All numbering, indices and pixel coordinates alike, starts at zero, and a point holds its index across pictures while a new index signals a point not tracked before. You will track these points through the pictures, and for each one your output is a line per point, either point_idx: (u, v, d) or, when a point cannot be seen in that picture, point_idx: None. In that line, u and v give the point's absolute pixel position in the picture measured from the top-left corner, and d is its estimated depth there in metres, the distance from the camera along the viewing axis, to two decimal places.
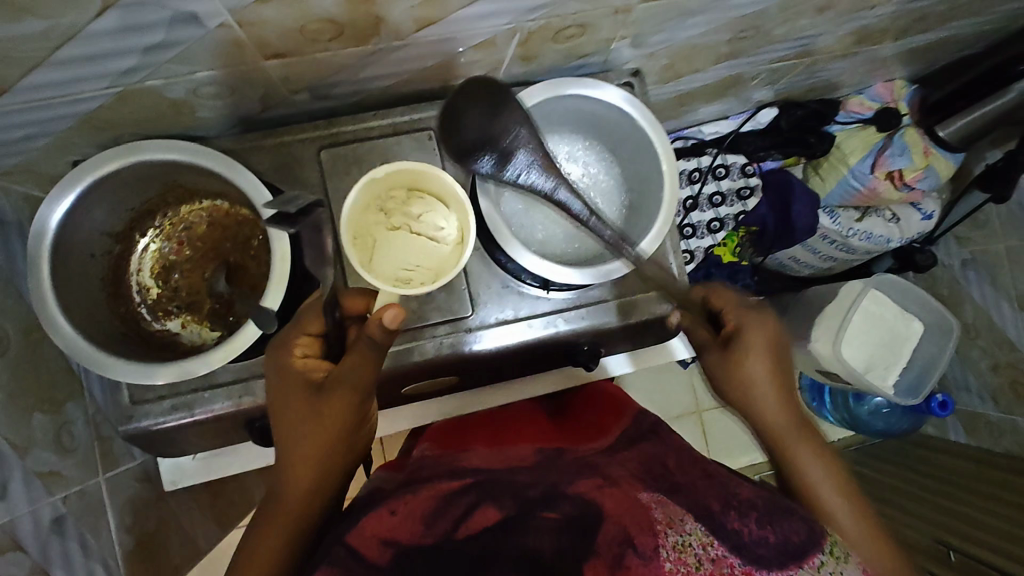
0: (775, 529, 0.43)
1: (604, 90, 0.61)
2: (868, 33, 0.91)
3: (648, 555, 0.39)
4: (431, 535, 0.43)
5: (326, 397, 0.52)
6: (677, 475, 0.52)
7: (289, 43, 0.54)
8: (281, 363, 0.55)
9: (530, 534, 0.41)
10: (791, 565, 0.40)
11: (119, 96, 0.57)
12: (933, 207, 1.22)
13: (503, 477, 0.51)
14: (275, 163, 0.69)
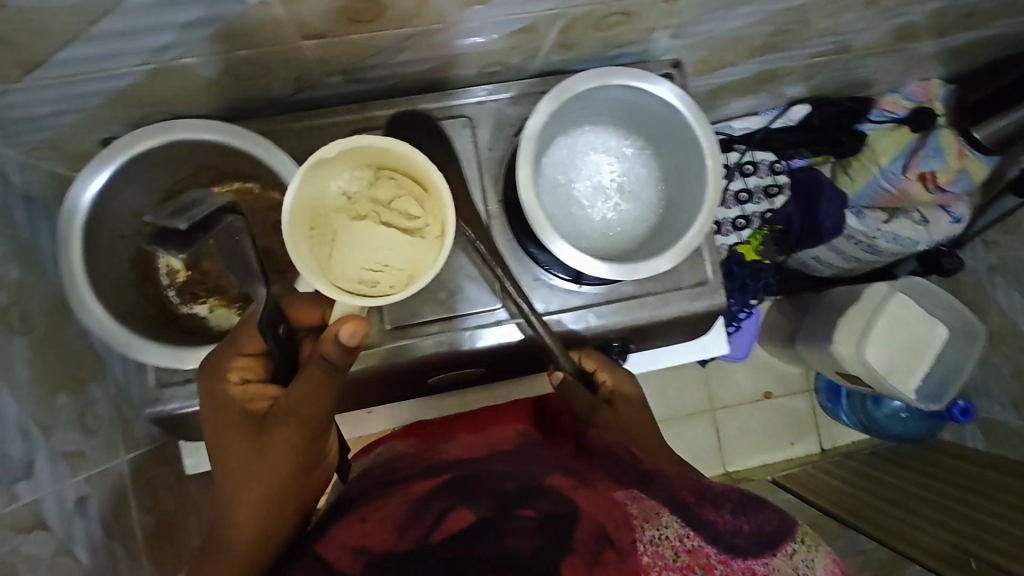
0: (750, 518, 0.42)
1: (652, 81, 0.60)
2: (910, 29, 0.88)
3: (625, 551, 0.39)
4: (405, 542, 0.43)
5: (270, 424, 0.53)
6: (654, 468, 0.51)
7: (328, 24, 0.53)
8: (213, 387, 0.54)
9: (504, 536, 0.41)
10: (766, 554, 0.40)
11: (152, 73, 0.55)
12: (963, 211, 1.17)
13: (481, 470, 0.49)
14: (306, 147, 0.67)
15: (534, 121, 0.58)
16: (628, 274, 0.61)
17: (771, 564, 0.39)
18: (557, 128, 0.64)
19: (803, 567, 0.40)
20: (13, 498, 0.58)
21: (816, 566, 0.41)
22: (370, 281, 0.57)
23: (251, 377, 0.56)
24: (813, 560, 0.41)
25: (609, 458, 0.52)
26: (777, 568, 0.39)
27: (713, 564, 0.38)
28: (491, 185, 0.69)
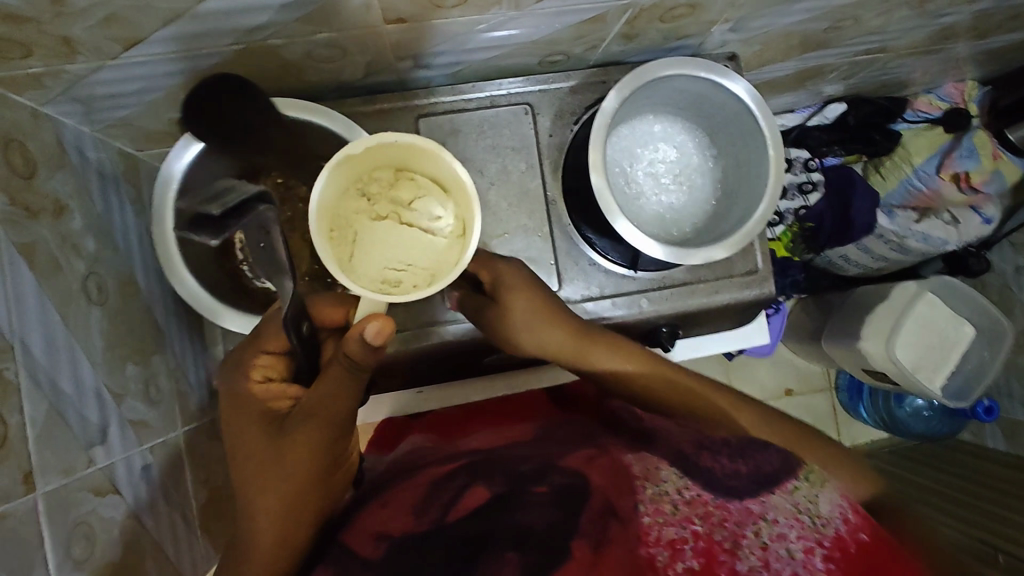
0: (747, 462, 0.43)
1: (727, 73, 0.61)
2: (955, 29, 0.89)
3: (628, 517, 0.38)
4: (425, 522, 0.44)
5: (293, 423, 0.53)
6: (661, 429, 0.52)
7: (414, 8, 0.54)
8: (245, 386, 0.58)
9: (520, 511, 0.41)
10: (761, 492, 0.39)
11: (239, 53, 0.57)
12: (994, 213, 1.16)
13: (496, 456, 0.52)
14: (372, 130, 0.69)
15: (610, 101, 0.60)
16: (687, 258, 0.62)
17: (769, 502, 0.38)
18: (626, 112, 0.66)
19: (806, 503, 0.38)
20: (92, 462, 0.59)
21: (820, 501, 0.39)
22: (392, 282, 0.55)
23: (273, 375, 0.59)
24: (817, 496, 0.40)
25: (626, 429, 0.53)
26: (777, 505, 0.38)
27: (712, 511, 0.37)
28: (551, 171, 0.71)
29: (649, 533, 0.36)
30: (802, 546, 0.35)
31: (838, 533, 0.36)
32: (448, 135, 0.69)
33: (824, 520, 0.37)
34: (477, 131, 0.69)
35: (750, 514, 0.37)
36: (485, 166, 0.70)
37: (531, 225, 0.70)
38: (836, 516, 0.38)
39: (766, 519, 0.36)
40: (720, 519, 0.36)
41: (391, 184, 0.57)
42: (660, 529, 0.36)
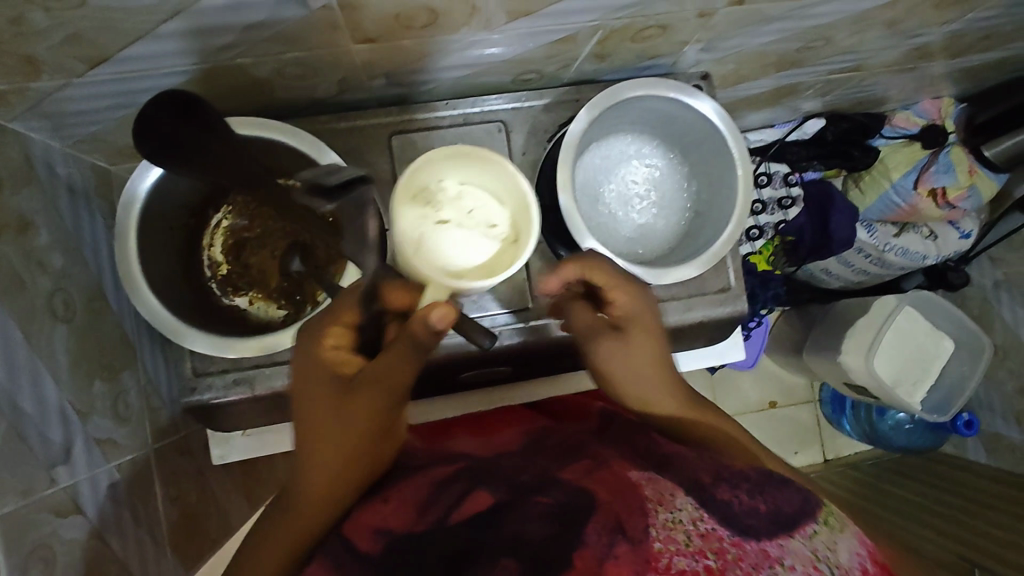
0: (766, 499, 0.42)
1: (695, 95, 0.61)
2: (928, 49, 0.90)
3: (638, 538, 0.37)
4: (422, 523, 0.43)
5: (354, 391, 0.50)
6: (674, 450, 0.51)
7: (382, 29, 0.54)
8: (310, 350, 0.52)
9: (522, 522, 0.41)
10: (783, 535, 0.38)
11: (207, 72, 0.57)
12: (971, 227, 1.21)
13: (492, 464, 0.51)
14: (345, 147, 0.69)
15: (577, 124, 0.61)
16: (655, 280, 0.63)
17: (789, 546, 0.38)
18: (599, 132, 0.66)
19: (825, 549, 0.38)
20: (53, 481, 0.58)
21: (839, 548, 0.39)
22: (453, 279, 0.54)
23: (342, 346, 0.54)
24: (837, 542, 0.39)
25: (643, 451, 0.51)
26: (796, 551, 0.37)
27: (727, 548, 0.37)
28: None
29: (659, 560, 0.36)
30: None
31: None
32: (421, 152, 0.69)
33: (843, 569, 0.37)
34: (449, 148, 0.70)
35: (768, 556, 0.37)
36: None
37: None
38: (855, 566, 0.38)
39: (784, 564, 0.36)
40: (735, 558, 0.36)
41: (450, 195, 0.56)
42: (672, 558, 0.36)
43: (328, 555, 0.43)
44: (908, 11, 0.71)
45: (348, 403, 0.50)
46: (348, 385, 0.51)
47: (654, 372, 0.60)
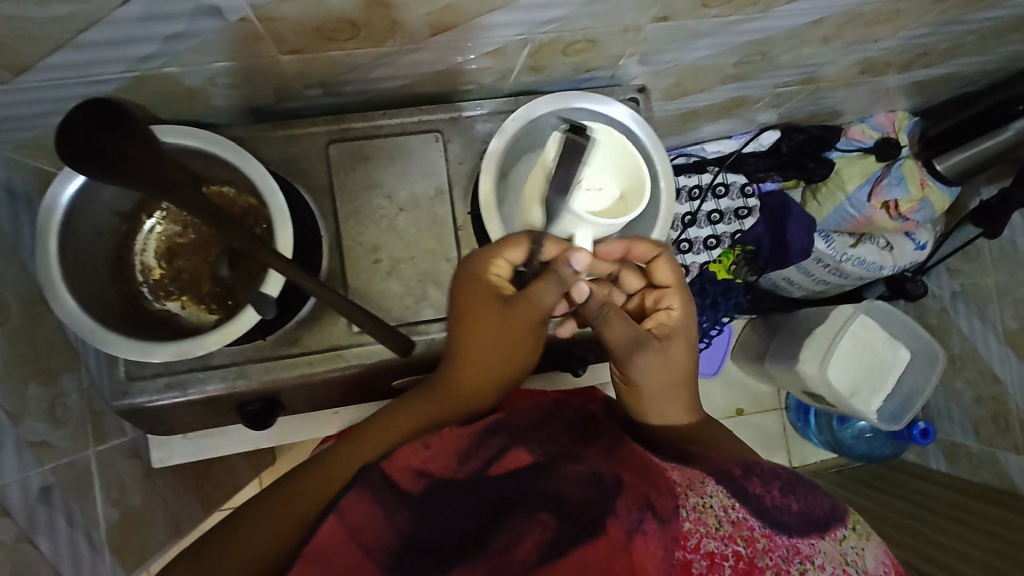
0: (799, 499, 0.47)
1: (611, 106, 0.66)
2: (872, 64, 0.90)
3: (669, 517, 0.44)
4: (462, 471, 0.49)
5: (510, 309, 0.57)
6: (692, 446, 0.56)
7: (304, 40, 0.55)
8: (474, 271, 0.59)
9: (553, 481, 0.47)
10: (812, 535, 0.45)
11: (135, 81, 0.57)
12: (927, 238, 1.24)
13: (518, 421, 0.56)
14: (283, 155, 0.70)
15: (512, 120, 0.65)
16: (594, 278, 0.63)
17: (818, 545, 0.44)
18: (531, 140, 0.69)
19: (852, 554, 0.44)
20: None
21: (867, 555, 0.44)
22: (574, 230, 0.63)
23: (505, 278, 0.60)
24: (863, 548, 0.45)
25: (662, 446, 0.57)
26: (824, 551, 0.44)
27: (756, 537, 0.44)
28: (461, 197, 0.72)
29: (687, 539, 0.43)
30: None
31: None
32: (358, 161, 0.70)
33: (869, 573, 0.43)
34: (386, 157, 0.71)
35: (797, 552, 0.43)
36: (394, 191, 0.71)
37: (440, 250, 0.71)
38: (880, 572, 0.44)
39: (813, 561, 0.43)
40: (764, 548, 0.43)
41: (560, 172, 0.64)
42: (701, 539, 0.43)
43: (365, 484, 0.48)
44: (839, 28, 0.72)
45: (508, 320, 0.58)
46: (507, 302, 0.57)
47: (665, 363, 0.60)
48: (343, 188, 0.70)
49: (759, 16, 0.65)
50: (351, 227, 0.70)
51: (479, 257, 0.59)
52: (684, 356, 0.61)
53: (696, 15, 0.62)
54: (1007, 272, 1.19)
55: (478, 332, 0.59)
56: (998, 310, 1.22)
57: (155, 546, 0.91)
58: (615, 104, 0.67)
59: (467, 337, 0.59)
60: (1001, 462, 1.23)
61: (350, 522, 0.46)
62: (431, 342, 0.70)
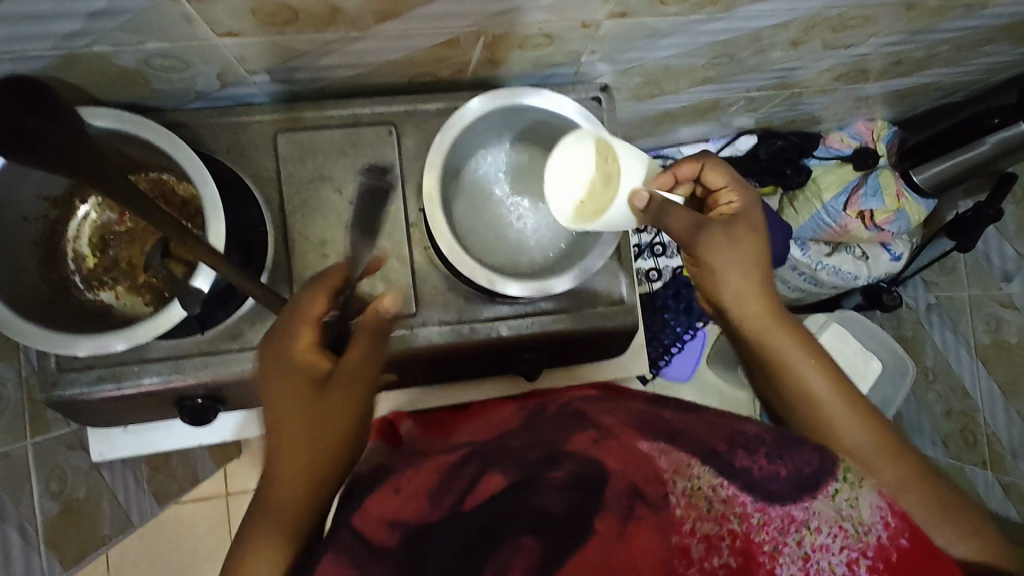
0: (786, 463, 0.43)
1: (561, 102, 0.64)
2: (847, 71, 0.89)
3: (659, 505, 0.40)
4: (435, 512, 0.43)
5: (330, 393, 0.47)
6: (676, 424, 0.51)
7: (241, 24, 0.53)
8: (284, 348, 0.48)
9: (540, 496, 0.42)
10: (805, 497, 0.40)
11: (65, 59, 0.54)
12: (903, 249, 1.22)
13: (497, 446, 0.51)
14: (229, 143, 0.67)
15: (462, 115, 0.62)
16: (535, 292, 0.63)
17: (813, 508, 0.39)
18: (480, 136, 0.67)
19: (847, 508, 0.39)
20: None
21: (863, 505, 0.40)
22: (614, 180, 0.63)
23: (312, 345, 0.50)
24: (857, 499, 0.40)
25: (652, 425, 0.50)
26: (820, 511, 0.39)
27: (750, 513, 0.39)
28: (413, 193, 0.70)
29: (682, 524, 0.39)
30: (844, 556, 0.37)
31: (880, 541, 0.38)
32: (307, 152, 0.68)
33: (867, 527, 0.38)
34: (337, 149, 0.68)
35: (793, 521, 0.39)
36: (344, 184, 0.69)
37: (390, 247, 0.69)
38: (877, 521, 0.39)
39: (809, 527, 0.38)
40: (759, 523, 0.39)
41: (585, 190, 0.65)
42: (694, 523, 0.39)
43: (338, 549, 0.42)
44: (807, 31, 0.70)
45: (324, 405, 0.46)
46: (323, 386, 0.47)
47: (747, 249, 0.58)
48: (292, 179, 0.68)
49: (721, 16, 0.63)
50: (298, 221, 0.68)
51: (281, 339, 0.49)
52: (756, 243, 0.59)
53: (655, 12, 0.60)
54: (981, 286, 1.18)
55: (292, 434, 0.46)
56: (971, 323, 1.21)
57: (100, 540, 0.89)
58: (567, 100, 0.65)
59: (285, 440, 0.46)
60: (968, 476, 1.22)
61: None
62: None
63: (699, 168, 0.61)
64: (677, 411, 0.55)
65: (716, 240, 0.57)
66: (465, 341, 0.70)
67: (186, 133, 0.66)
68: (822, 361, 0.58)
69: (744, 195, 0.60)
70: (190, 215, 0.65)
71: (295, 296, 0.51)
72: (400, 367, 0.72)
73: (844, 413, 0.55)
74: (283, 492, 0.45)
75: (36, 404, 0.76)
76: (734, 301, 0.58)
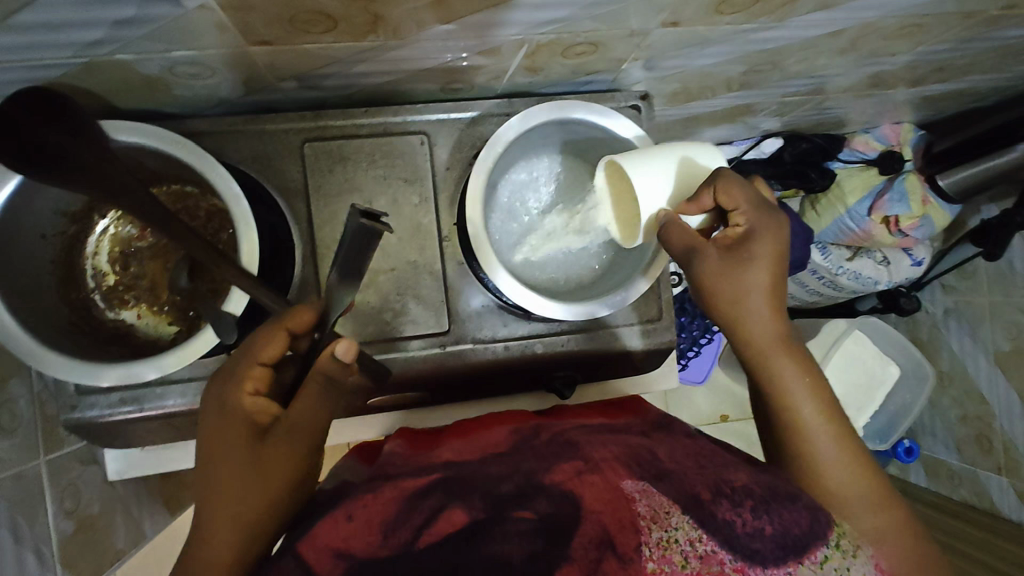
0: (773, 518, 0.35)
1: (612, 119, 0.62)
2: (884, 77, 0.86)
3: (629, 558, 0.32)
4: (388, 547, 0.34)
5: (268, 443, 0.43)
6: (669, 462, 0.41)
7: (275, 32, 0.49)
8: (223, 395, 0.44)
9: (496, 541, 0.33)
10: (790, 561, 0.33)
11: (85, 68, 0.50)
12: (924, 254, 1.20)
13: (473, 473, 0.42)
14: (253, 152, 0.64)
15: (508, 129, 0.60)
16: (583, 316, 0.61)
17: (797, 575, 0.32)
18: (522, 151, 0.66)
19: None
20: None
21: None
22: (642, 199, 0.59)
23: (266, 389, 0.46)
24: (849, 569, 0.34)
25: (641, 458, 0.42)
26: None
27: (728, 575, 0.32)
28: (446, 206, 0.68)
29: None
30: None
31: None
32: (337, 162, 0.65)
33: None
34: (369, 159, 0.66)
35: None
36: (375, 197, 0.66)
37: (421, 261, 0.67)
38: None
39: None
40: None
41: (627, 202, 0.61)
42: None
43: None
44: (856, 40, 0.68)
45: (262, 457, 0.42)
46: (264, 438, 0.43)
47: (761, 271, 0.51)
48: (322, 191, 0.65)
49: (774, 25, 0.60)
50: (326, 235, 0.65)
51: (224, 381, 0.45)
52: (766, 259, 0.51)
53: (709, 22, 0.57)
54: (1002, 293, 1.15)
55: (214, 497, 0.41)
56: (991, 332, 1.17)
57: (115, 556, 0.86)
58: (619, 116, 0.63)
59: (210, 491, 0.42)
60: (981, 481, 1.21)
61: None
62: (409, 360, 0.67)
63: (712, 192, 0.52)
64: (671, 444, 0.46)
65: (713, 261, 0.51)
66: (499, 359, 0.69)
67: (208, 143, 0.63)
68: (824, 397, 0.51)
69: (765, 218, 0.51)
70: (214, 230, 0.63)
71: (245, 339, 0.46)
72: (431, 384, 0.69)
73: (839, 455, 0.49)
74: (218, 537, 0.40)
75: (49, 421, 0.73)
76: (735, 319, 0.51)
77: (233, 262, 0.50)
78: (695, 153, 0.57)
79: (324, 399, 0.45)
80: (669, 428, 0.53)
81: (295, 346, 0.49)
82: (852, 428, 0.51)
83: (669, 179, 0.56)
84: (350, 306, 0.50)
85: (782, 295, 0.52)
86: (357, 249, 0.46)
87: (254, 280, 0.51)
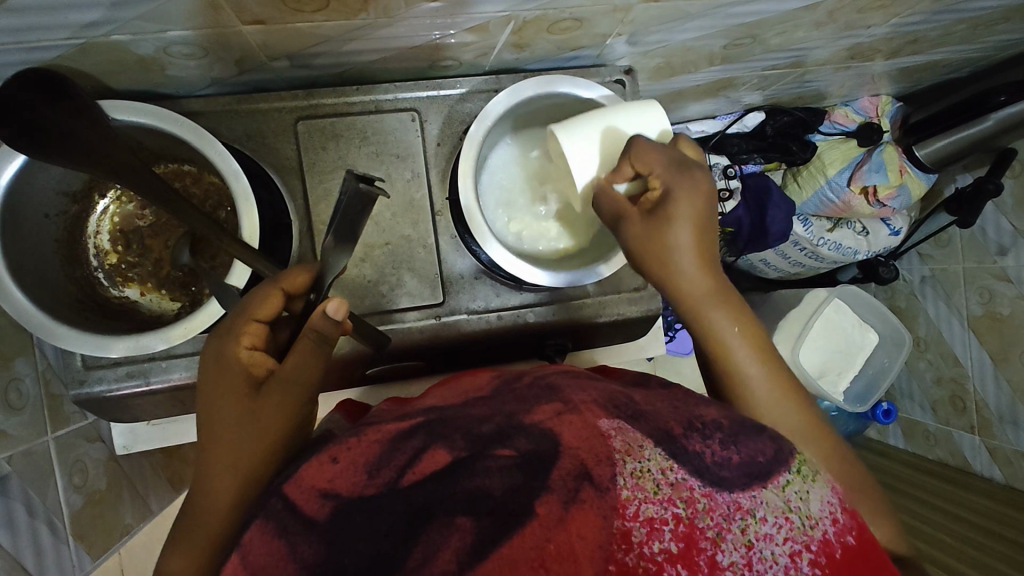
0: (740, 449, 0.38)
1: (598, 92, 0.64)
2: (861, 49, 0.89)
3: (605, 487, 0.35)
4: (373, 486, 0.35)
5: (263, 395, 0.45)
6: (643, 404, 0.44)
7: (269, 11, 0.50)
8: (221, 350, 0.46)
9: (477, 476, 0.34)
10: (755, 486, 0.36)
11: (82, 48, 0.51)
12: (902, 224, 1.22)
13: (455, 415, 0.43)
14: (248, 131, 0.66)
15: (496, 104, 0.62)
16: (570, 283, 0.64)
17: (761, 497, 0.36)
18: (509, 124, 0.68)
19: (796, 500, 0.37)
20: None
21: (812, 498, 0.37)
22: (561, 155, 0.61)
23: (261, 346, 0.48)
24: (808, 492, 0.37)
25: (613, 400, 0.44)
26: (767, 501, 0.36)
27: (697, 498, 0.35)
28: (438, 180, 0.70)
29: (626, 507, 0.34)
30: (787, 548, 0.34)
31: (826, 536, 0.36)
32: (329, 139, 0.67)
33: (814, 520, 0.36)
34: (360, 137, 0.68)
35: (739, 508, 0.35)
36: (367, 173, 0.68)
37: (415, 236, 0.69)
38: (826, 515, 0.37)
39: (755, 516, 0.35)
40: (704, 508, 0.35)
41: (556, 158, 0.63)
42: (640, 505, 0.34)
43: (265, 516, 0.35)
44: (832, 13, 0.71)
45: (256, 409, 0.44)
46: (258, 390, 0.45)
47: (693, 225, 0.53)
48: (315, 168, 0.67)
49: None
50: (322, 210, 0.68)
51: (221, 334, 0.47)
52: (692, 206, 0.53)
53: None
54: (976, 259, 1.20)
55: (214, 453, 0.44)
56: (965, 296, 1.22)
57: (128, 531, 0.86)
58: (606, 91, 0.65)
59: (214, 441, 0.44)
60: (955, 440, 1.27)
61: (243, 569, 0.33)
62: (407, 331, 0.69)
63: (629, 163, 0.54)
64: (648, 393, 0.49)
65: (638, 227, 0.54)
66: (492, 328, 0.71)
67: (202, 122, 0.65)
68: (757, 343, 0.53)
69: (679, 178, 0.53)
70: (214, 207, 0.65)
71: (243, 296, 0.48)
72: (430, 353, 0.72)
73: (771, 393, 0.51)
74: (221, 484, 0.44)
75: (55, 399, 0.76)
76: (667, 278, 0.54)
77: (236, 236, 0.52)
78: (616, 120, 0.58)
79: (317, 357, 0.46)
80: (644, 380, 0.55)
81: (289, 306, 0.52)
82: (790, 374, 0.53)
83: (596, 149, 0.58)
84: (343, 269, 0.54)
85: (710, 251, 0.55)
86: (353, 211, 0.51)
87: (255, 252, 0.52)
